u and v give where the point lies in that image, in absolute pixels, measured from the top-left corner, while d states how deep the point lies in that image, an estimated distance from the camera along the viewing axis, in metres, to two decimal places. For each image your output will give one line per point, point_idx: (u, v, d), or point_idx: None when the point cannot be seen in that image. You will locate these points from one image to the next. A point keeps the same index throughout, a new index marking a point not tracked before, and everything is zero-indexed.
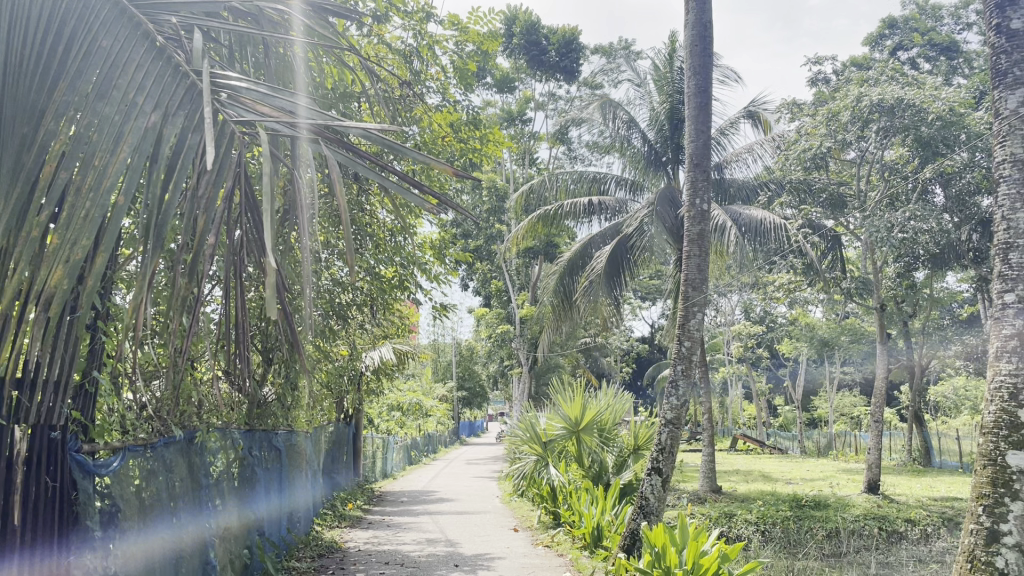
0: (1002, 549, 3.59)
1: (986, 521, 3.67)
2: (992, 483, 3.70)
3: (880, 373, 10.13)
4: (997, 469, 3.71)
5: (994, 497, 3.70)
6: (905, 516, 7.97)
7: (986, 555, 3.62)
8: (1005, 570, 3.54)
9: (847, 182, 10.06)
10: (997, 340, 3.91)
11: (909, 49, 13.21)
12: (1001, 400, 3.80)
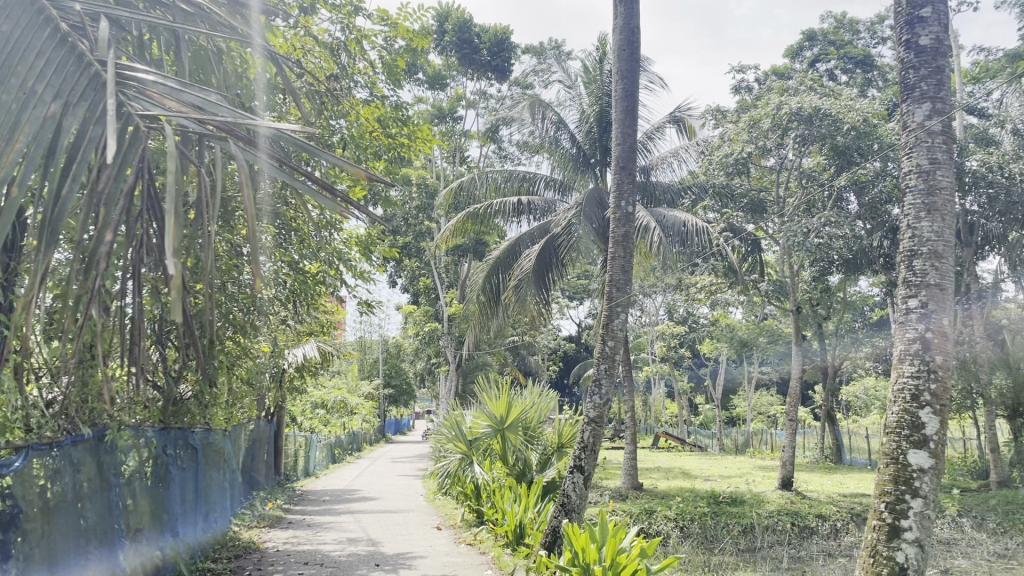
0: (902, 544, 3.77)
1: (889, 516, 3.84)
2: (894, 481, 3.87)
3: (796, 373, 10.48)
4: (899, 468, 3.88)
5: (895, 493, 3.87)
6: (817, 512, 8.25)
7: (887, 550, 3.79)
8: (905, 564, 3.72)
9: (767, 188, 10.37)
10: (900, 344, 4.09)
11: (827, 61, 13.74)
12: (904, 401, 3.98)
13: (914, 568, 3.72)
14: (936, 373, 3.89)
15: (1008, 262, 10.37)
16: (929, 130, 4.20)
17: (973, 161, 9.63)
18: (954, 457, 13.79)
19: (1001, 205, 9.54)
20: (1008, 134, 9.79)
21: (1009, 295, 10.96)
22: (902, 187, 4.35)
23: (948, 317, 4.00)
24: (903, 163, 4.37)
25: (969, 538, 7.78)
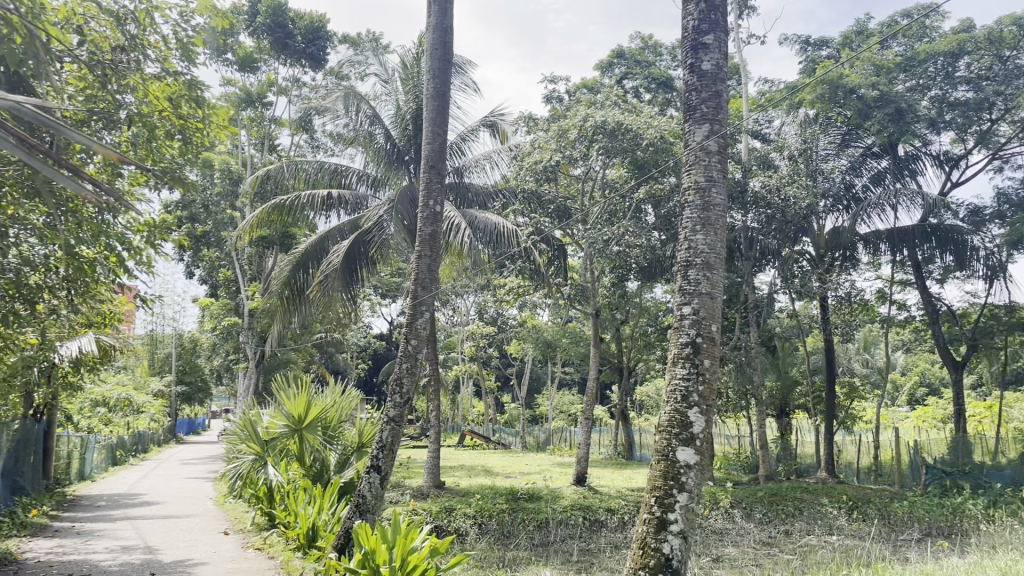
0: (668, 535, 4.01)
1: (657, 510, 4.08)
2: (664, 476, 4.12)
3: (594, 374, 10.98)
4: (668, 464, 4.14)
5: (665, 488, 4.13)
6: (606, 506, 8.70)
7: (655, 542, 4.02)
8: (670, 556, 3.97)
9: (574, 196, 10.79)
10: (674, 348, 4.36)
11: (633, 79, 14.51)
12: (676, 401, 4.25)
13: (677, 558, 3.97)
14: (703, 377, 4.19)
15: (781, 278, 11.19)
16: (707, 150, 4.55)
17: (756, 181, 10.58)
18: (731, 453, 15.03)
19: (776, 223, 10.47)
20: (785, 160, 10.81)
21: (781, 306, 12.06)
22: (682, 202, 4.67)
23: (716, 325, 4.32)
24: (684, 179, 4.69)
25: (739, 527, 8.50)
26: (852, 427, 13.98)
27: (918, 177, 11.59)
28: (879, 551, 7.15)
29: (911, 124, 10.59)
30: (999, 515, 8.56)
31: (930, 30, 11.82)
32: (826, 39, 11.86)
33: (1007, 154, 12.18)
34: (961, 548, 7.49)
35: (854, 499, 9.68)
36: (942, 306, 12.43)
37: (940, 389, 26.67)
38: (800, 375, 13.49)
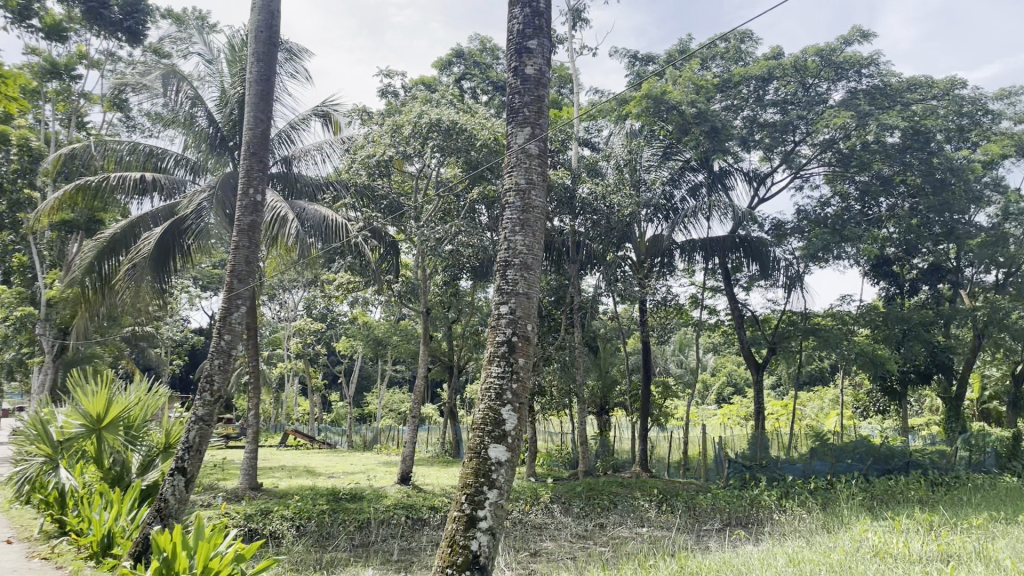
0: (476, 532, 4.04)
1: (467, 507, 4.11)
2: (475, 474, 4.16)
3: (422, 373, 10.95)
4: (479, 461, 4.19)
5: (475, 485, 4.16)
6: (429, 504, 8.72)
7: (463, 540, 4.03)
8: (478, 552, 3.99)
9: (407, 193, 10.72)
10: (490, 346, 4.42)
11: (470, 80, 14.64)
12: (489, 399, 4.31)
13: (484, 554, 4.01)
14: (516, 375, 4.28)
15: (606, 279, 11.49)
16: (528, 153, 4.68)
17: (583, 188, 10.93)
18: (554, 450, 15.50)
19: (601, 228, 10.91)
20: (611, 168, 11.29)
21: (604, 308, 12.51)
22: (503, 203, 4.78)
23: (531, 324, 4.43)
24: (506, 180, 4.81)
25: (557, 522, 8.78)
26: (665, 424, 14.82)
27: (730, 192, 12.42)
28: (682, 540, 7.62)
29: (725, 142, 11.44)
30: (789, 504, 9.37)
31: (744, 55, 12.74)
32: (652, 55, 12.52)
33: (807, 174, 13.33)
34: (755, 535, 8.13)
35: (664, 492, 10.26)
36: (748, 312, 13.37)
37: (744, 388, 28.89)
38: (619, 375, 14.14)
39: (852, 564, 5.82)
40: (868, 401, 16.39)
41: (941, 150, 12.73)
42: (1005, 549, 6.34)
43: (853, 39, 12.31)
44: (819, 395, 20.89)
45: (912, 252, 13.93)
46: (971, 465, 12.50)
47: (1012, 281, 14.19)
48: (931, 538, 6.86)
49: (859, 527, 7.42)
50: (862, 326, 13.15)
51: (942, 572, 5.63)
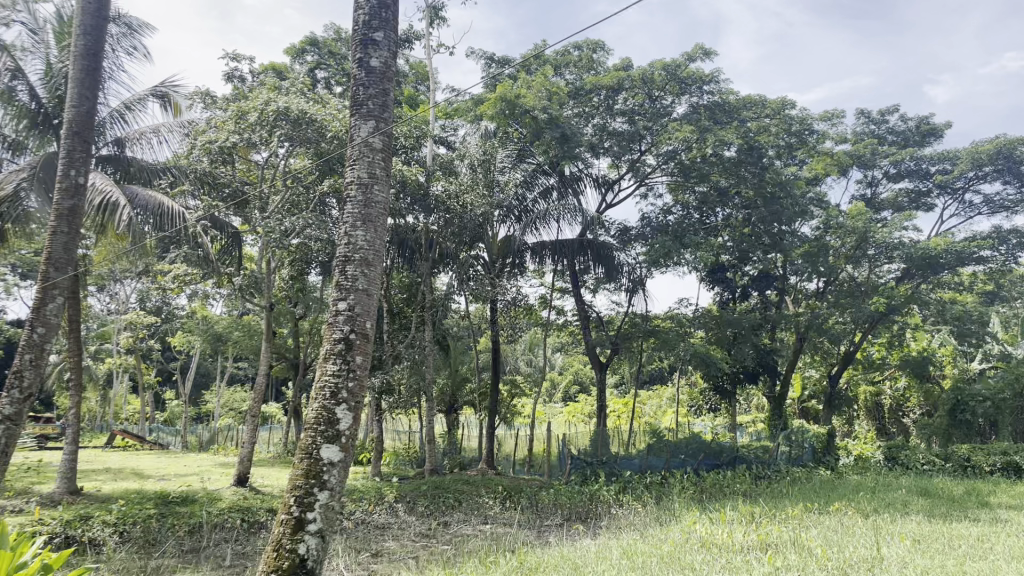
0: (303, 535, 4.54)
1: (296, 510, 4.60)
2: (305, 475, 4.66)
3: (263, 370, 10.55)
4: (310, 462, 4.69)
5: (305, 486, 4.66)
6: (267, 507, 8.42)
7: (292, 542, 4.53)
8: (305, 555, 4.50)
9: (252, 183, 10.30)
10: (326, 343, 4.96)
11: (324, 69, 14.29)
12: (322, 399, 4.83)
13: (312, 555, 4.53)
14: (354, 372, 4.89)
15: (457, 278, 11.58)
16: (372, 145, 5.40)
17: (437, 186, 10.96)
18: (401, 449, 15.41)
19: (453, 228, 10.97)
20: (465, 167, 11.35)
21: (456, 308, 12.40)
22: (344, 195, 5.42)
23: (368, 321, 5.07)
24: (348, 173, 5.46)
25: (401, 521, 8.72)
26: (512, 422, 15.05)
27: (580, 196, 12.70)
28: (524, 536, 7.75)
29: (575, 147, 11.79)
30: (626, 499, 9.78)
31: (597, 63, 13.16)
32: (508, 58, 12.70)
33: (651, 182, 13.93)
34: (593, 529, 8.37)
35: (508, 489, 10.41)
36: (593, 314, 13.77)
37: (589, 387, 29.85)
38: (469, 373, 14.32)
39: (680, 555, 6.13)
40: (702, 400, 17.34)
41: (771, 165, 13.68)
42: (817, 538, 6.85)
43: (696, 56, 12.97)
44: (658, 394, 21.89)
45: (744, 259, 14.86)
46: (791, 459, 13.49)
47: (831, 289, 15.43)
48: (753, 529, 7.32)
49: (689, 519, 7.82)
50: (697, 329, 13.88)
51: (760, 560, 6.03)
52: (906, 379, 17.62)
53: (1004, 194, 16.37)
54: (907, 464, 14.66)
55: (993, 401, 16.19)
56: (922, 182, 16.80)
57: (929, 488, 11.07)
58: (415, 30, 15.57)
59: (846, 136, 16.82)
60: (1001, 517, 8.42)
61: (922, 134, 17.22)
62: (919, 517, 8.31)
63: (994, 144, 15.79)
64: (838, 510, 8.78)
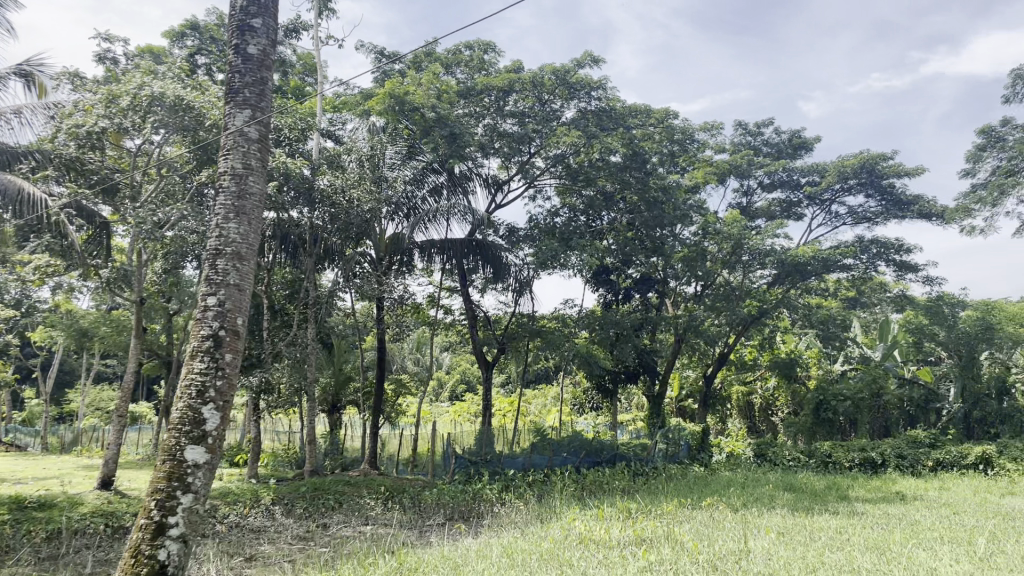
0: (163, 540, 5.16)
1: (157, 515, 5.21)
2: (167, 478, 5.30)
3: (132, 367, 10.01)
4: (173, 465, 5.33)
5: (166, 488, 5.30)
6: (133, 512, 8.01)
7: (153, 546, 5.14)
8: (166, 559, 5.14)
9: (123, 171, 9.78)
10: (191, 345, 5.63)
11: (206, 55, 13.75)
12: (186, 400, 5.50)
13: (171, 558, 5.17)
14: (223, 370, 5.65)
15: (342, 275, 11.40)
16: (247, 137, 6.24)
17: (322, 180, 10.72)
18: (280, 450, 15.03)
19: (339, 223, 10.78)
20: (352, 162, 11.16)
21: (341, 305, 12.10)
22: (217, 184, 6.19)
23: (239, 315, 5.86)
24: (221, 163, 6.23)
25: (277, 524, 8.45)
26: (396, 421, 14.90)
27: (470, 196, 12.63)
28: (404, 537, 7.69)
29: (464, 147, 11.83)
30: (508, 497, 9.87)
31: (488, 64, 13.25)
32: (398, 54, 12.61)
33: (540, 184, 14.10)
34: (475, 527, 8.37)
35: (390, 489, 10.29)
36: (480, 313, 13.77)
37: (476, 386, 29.93)
38: (353, 372, 14.14)
39: (558, 552, 6.23)
40: (585, 399, 17.70)
41: (654, 171, 14.13)
42: (689, 532, 7.10)
43: (585, 62, 13.22)
44: (543, 393, 22.17)
45: (627, 262, 15.28)
46: (668, 456, 13.97)
47: (708, 292, 16.06)
48: (629, 525, 7.50)
49: (568, 517, 7.96)
50: (582, 330, 14.17)
51: (634, 555, 6.19)
52: (775, 380, 18.56)
53: (866, 206, 17.45)
54: (774, 461, 15.44)
55: (852, 400, 17.24)
56: (793, 193, 17.75)
57: (793, 483, 11.68)
58: (304, 20, 15.21)
59: (724, 146, 17.55)
60: (857, 510, 8.98)
61: (794, 147, 18.18)
62: (784, 511, 8.76)
63: (858, 159, 16.80)
64: (710, 505, 9.13)
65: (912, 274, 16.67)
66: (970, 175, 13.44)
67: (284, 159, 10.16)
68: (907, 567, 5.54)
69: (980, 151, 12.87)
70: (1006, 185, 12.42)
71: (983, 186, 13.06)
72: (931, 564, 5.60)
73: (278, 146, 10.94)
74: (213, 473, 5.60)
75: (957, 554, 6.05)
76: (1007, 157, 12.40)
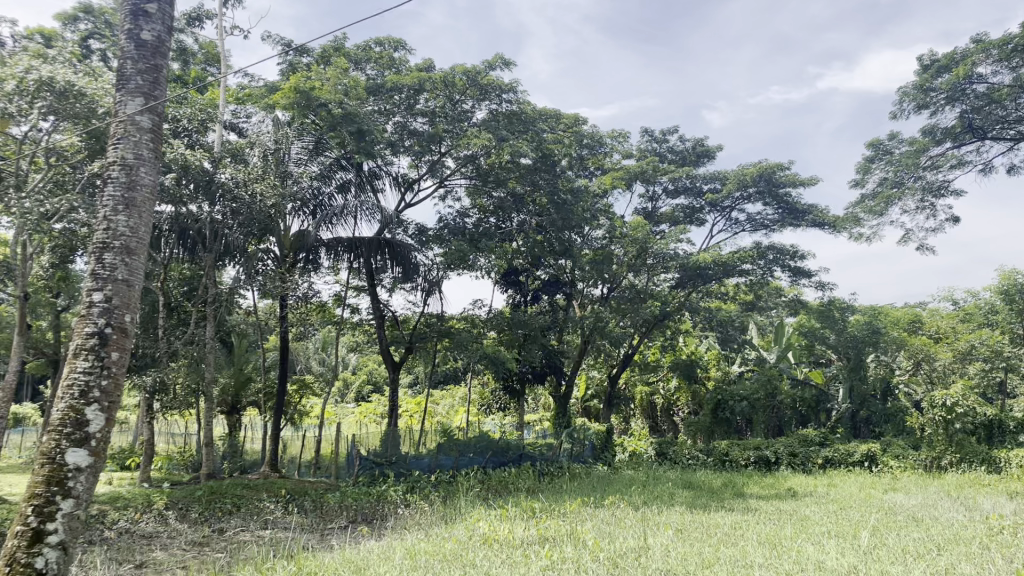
0: (40, 547, 5.07)
1: (34, 522, 5.12)
2: (46, 482, 5.23)
3: (15, 366, 9.46)
4: (52, 469, 5.27)
5: (44, 493, 5.21)
6: (13, 520, 7.61)
7: (30, 554, 5.04)
8: (43, 566, 5.05)
9: (8, 158, 9.25)
10: (73, 342, 5.58)
11: (100, 40, 13.14)
12: (66, 400, 5.45)
13: (49, 565, 5.09)
14: (109, 370, 5.60)
15: (244, 272, 11.03)
16: (139, 126, 6.30)
17: (223, 173, 10.36)
18: (176, 453, 14.52)
19: (241, 218, 10.46)
20: (256, 156, 10.87)
21: (243, 304, 11.72)
22: (106, 175, 6.20)
23: (127, 311, 5.85)
24: (110, 153, 6.25)
25: (170, 529, 8.10)
26: (299, 423, 14.59)
27: (378, 194, 12.54)
28: (304, 540, 7.53)
29: (372, 144, 11.68)
30: (413, 499, 9.81)
31: (398, 62, 13.15)
32: (306, 47, 12.37)
33: (450, 184, 14.06)
34: (378, 530, 8.26)
35: (291, 493, 10.08)
36: (389, 314, 13.59)
37: (382, 386, 29.60)
38: (254, 372, 13.82)
39: (462, 552, 6.22)
40: (492, 399, 17.76)
41: (563, 174, 14.34)
42: (591, 530, 7.22)
43: (496, 65, 13.27)
44: (450, 394, 22.14)
45: (536, 263, 15.43)
46: (573, 455, 14.18)
47: (614, 294, 16.37)
48: (533, 524, 7.56)
49: (473, 517, 7.97)
50: (490, 331, 14.21)
51: (537, 554, 6.23)
52: (677, 381, 19.07)
53: (764, 214, 18.14)
54: (675, 459, 15.88)
55: (748, 400, 17.84)
56: (696, 200, 18.30)
57: (692, 481, 12.03)
58: (207, 9, 14.72)
59: (631, 152, 17.93)
60: (752, 506, 9.33)
61: (698, 155, 18.75)
62: (682, 507, 9.00)
63: (756, 168, 17.46)
64: (613, 503, 9.31)
65: (805, 280, 17.42)
66: (859, 187, 14.12)
67: (183, 151, 9.81)
68: (797, 561, 5.76)
69: (869, 163, 13.57)
70: (892, 197, 12.99)
71: (871, 197, 13.76)
72: (818, 557, 5.85)
73: (177, 138, 10.57)
74: (95, 476, 5.53)
75: (843, 547, 6.35)
76: (894, 170, 13.11)
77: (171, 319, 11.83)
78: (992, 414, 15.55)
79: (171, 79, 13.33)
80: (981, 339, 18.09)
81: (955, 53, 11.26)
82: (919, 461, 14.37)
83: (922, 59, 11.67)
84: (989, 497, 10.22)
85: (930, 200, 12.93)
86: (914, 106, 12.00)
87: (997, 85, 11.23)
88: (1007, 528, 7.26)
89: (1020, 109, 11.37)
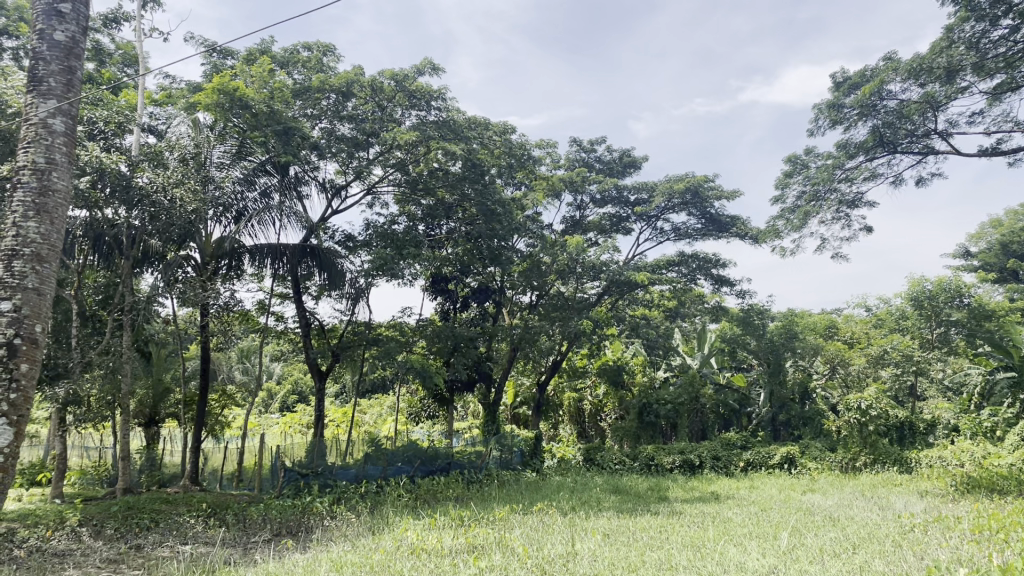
0: None
1: None
2: None
3: None
4: None
5: None
6: None
7: None
8: None
9: None
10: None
11: (12, 38, 12.65)
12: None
13: None
14: (18, 383, 5.89)
15: (163, 279, 10.74)
16: (51, 129, 6.45)
17: (141, 177, 10.02)
18: (89, 468, 14.03)
19: (160, 223, 10.13)
20: (175, 159, 10.59)
21: (162, 312, 11.40)
22: (17, 179, 6.35)
23: (36, 321, 6.12)
24: (21, 156, 6.38)
25: (84, 547, 7.76)
26: (221, 434, 14.30)
27: (303, 200, 12.39)
28: (226, 555, 7.31)
29: (296, 148, 11.53)
30: (339, 510, 9.68)
31: (325, 66, 13.03)
32: (230, 48, 12.18)
33: (377, 192, 13.98)
34: (303, 543, 8.11)
35: (213, 506, 9.85)
36: (316, 322, 13.48)
37: (308, 397, 29.13)
38: (172, 382, 13.49)
39: (389, 564, 6.13)
40: (420, 408, 17.66)
41: (492, 184, 14.43)
42: (520, 537, 7.25)
43: (425, 70, 13.26)
44: (379, 403, 21.95)
45: (465, 272, 15.44)
46: (501, 463, 14.22)
47: (542, 302, 16.50)
48: (461, 533, 7.53)
49: (401, 527, 7.89)
50: (418, 339, 14.18)
51: (466, 562, 6.20)
52: (604, 387, 19.34)
53: (688, 224, 18.58)
54: (602, 464, 16.09)
55: (673, 405, 18.37)
56: (623, 209, 18.59)
57: (619, 485, 12.20)
58: (125, 10, 14.30)
59: (560, 162, 18.12)
60: (676, 510, 9.50)
61: (624, 166, 19.05)
62: (610, 513, 9.13)
63: (683, 180, 17.83)
64: (541, 510, 9.35)
65: (727, 288, 17.93)
66: (779, 201, 14.57)
67: (97, 152, 9.45)
68: (720, 562, 5.91)
69: (788, 177, 14.03)
70: (809, 212, 13.71)
71: (790, 211, 14.24)
72: (740, 558, 6.00)
73: (92, 140, 10.21)
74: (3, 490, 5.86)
75: (764, 547, 6.54)
76: (811, 183, 13.58)
77: (84, 328, 11.45)
78: (903, 416, 16.25)
79: (85, 79, 12.87)
80: (892, 345, 18.85)
81: (866, 71, 11.81)
82: (834, 462, 14.88)
83: (836, 76, 12.16)
84: (901, 497, 10.53)
85: (844, 211, 13.48)
86: (829, 123, 12.50)
87: (905, 101, 11.76)
88: (917, 526, 7.59)
89: (926, 124, 11.91)
